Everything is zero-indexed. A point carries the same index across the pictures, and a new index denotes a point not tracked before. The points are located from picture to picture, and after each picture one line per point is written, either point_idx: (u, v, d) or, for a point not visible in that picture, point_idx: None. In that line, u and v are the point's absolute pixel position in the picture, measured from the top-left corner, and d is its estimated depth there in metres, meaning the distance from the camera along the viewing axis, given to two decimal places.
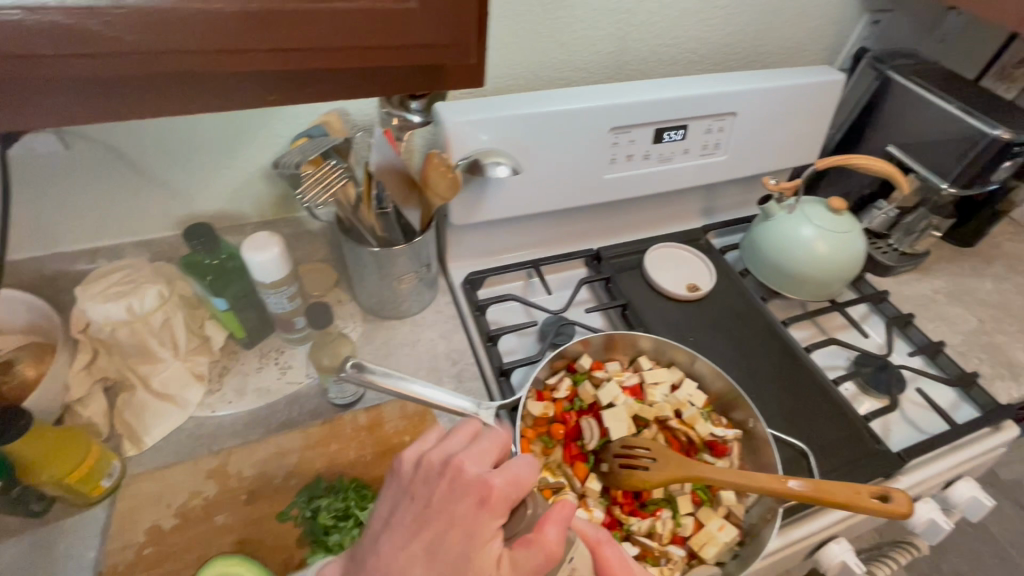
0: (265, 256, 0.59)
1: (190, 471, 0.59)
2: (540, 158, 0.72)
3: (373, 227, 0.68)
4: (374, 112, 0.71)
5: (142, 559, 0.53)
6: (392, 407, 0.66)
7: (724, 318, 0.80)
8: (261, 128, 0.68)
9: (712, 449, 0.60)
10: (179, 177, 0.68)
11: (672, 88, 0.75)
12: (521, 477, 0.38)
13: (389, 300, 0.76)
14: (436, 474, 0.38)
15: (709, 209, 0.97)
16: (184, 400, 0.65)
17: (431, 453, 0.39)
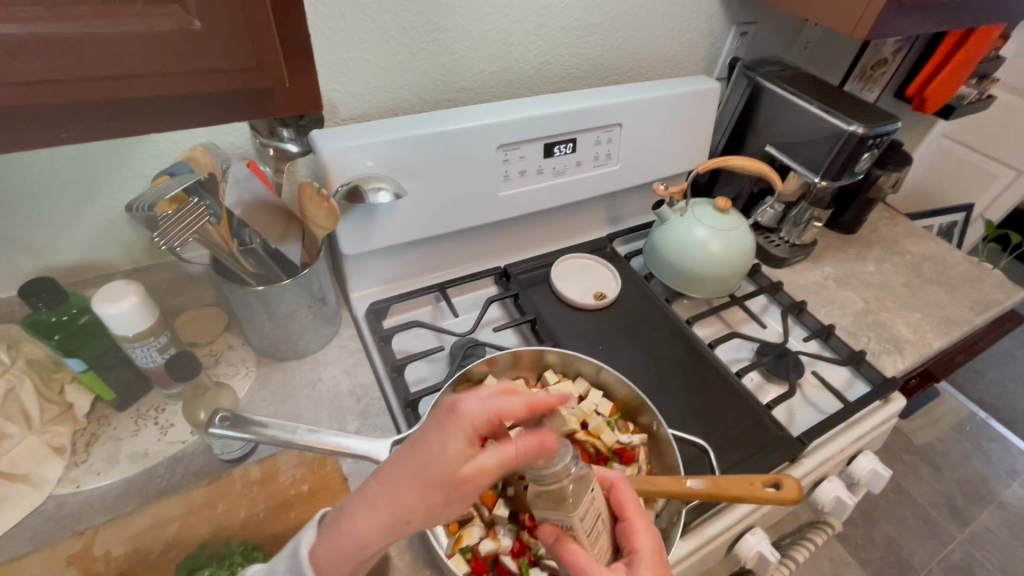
0: (120, 307, 0.53)
1: (45, 560, 0.51)
2: (430, 179, 0.71)
3: (246, 266, 0.63)
4: (249, 145, 0.68)
5: None
6: (288, 455, 0.62)
7: (631, 323, 0.81)
8: (119, 169, 0.63)
9: (620, 457, 0.60)
10: (26, 227, 0.62)
11: (557, 103, 0.77)
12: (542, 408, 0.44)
13: (283, 340, 0.71)
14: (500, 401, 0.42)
15: (613, 217, 0.99)
16: (40, 478, 0.57)
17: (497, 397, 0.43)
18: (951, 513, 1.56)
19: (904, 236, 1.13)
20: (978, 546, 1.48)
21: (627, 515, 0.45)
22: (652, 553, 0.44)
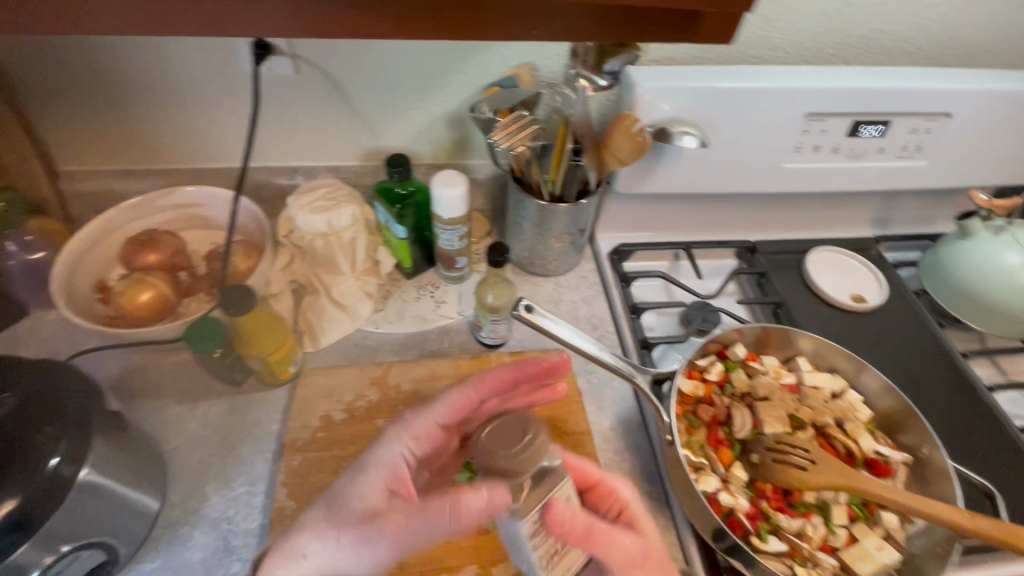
0: (453, 194, 0.62)
1: (357, 375, 0.66)
2: (724, 135, 0.69)
3: (550, 180, 0.69)
4: (562, 70, 0.72)
5: (318, 440, 0.60)
6: (534, 356, 0.69)
7: (890, 336, 0.73)
8: (457, 75, 0.71)
9: (873, 467, 0.56)
10: (377, 111, 0.74)
11: (886, 78, 0.69)
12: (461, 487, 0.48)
13: (539, 257, 0.78)
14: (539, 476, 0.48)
15: (883, 218, 0.88)
16: (355, 312, 0.71)
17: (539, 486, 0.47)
18: None
19: None
20: None
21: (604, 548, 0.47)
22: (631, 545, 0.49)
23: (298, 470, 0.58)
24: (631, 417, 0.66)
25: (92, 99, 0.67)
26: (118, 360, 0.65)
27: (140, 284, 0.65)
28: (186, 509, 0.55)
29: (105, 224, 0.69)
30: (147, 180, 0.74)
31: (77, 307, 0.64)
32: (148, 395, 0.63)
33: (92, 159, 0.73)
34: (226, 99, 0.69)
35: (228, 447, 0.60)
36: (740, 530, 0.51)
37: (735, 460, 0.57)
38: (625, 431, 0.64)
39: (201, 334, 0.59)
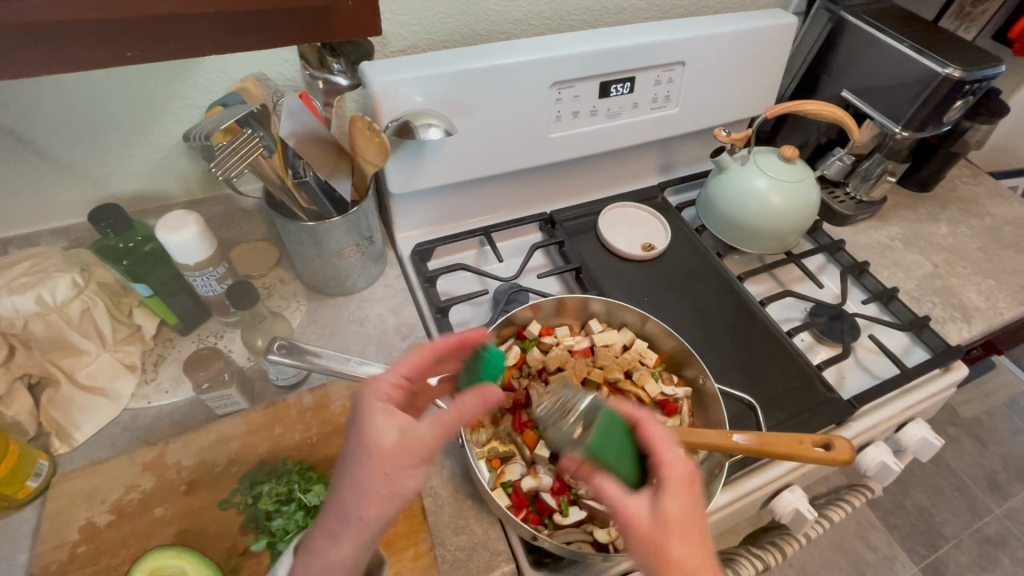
0: (182, 237, 0.55)
1: (125, 464, 0.56)
2: (477, 117, 0.68)
3: (298, 201, 0.64)
4: (297, 76, 0.67)
5: (78, 558, 0.51)
6: (337, 386, 0.64)
7: (679, 275, 0.79)
8: (174, 99, 0.63)
9: (663, 408, 0.60)
10: (87, 156, 0.63)
11: (619, 37, 0.71)
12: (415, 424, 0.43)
13: (331, 276, 0.72)
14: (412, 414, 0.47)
15: (666, 165, 0.94)
16: (116, 391, 0.61)
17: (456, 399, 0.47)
18: (991, 488, 1.45)
19: (986, 197, 1.00)
20: (1017, 522, 1.39)
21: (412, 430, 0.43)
22: (682, 460, 0.41)
23: None
24: (448, 422, 0.64)
25: None
26: None
27: None
28: None
29: None
30: None
31: None
32: None
33: None
34: None
35: None
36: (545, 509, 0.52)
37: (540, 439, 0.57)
38: (444, 437, 0.62)
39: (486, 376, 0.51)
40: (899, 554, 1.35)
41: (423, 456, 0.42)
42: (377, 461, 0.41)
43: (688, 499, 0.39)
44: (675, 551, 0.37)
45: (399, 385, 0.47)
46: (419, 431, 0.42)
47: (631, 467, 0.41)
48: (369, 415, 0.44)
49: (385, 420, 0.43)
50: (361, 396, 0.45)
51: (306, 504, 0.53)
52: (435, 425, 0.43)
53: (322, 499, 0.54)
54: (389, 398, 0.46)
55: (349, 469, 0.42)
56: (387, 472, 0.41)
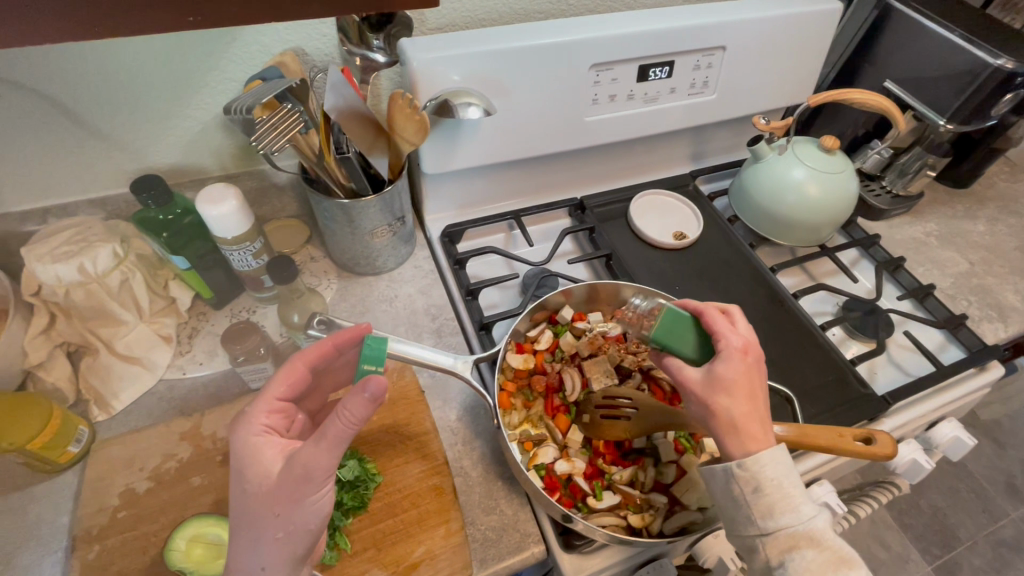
0: (222, 210, 0.55)
1: (162, 433, 0.57)
2: (513, 98, 0.67)
3: (338, 177, 0.63)
4: (334, 52, 0.66)
5: (118, 521, 0.52)
6: None
7: (710, 265, 0.78)
8: (212, 72, 0.62)
9: None
10: (127, 128, 0.63)
11: (661, 20, 0.70)
12: (304, 452, 0.43)
13: (362, 255, 0.72)
14: (269, 437, 0.47)
15: (698, 153, 0.93)
16: (152, 362, 0.62)
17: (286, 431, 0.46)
18: (1009, 491, 1.44)
19: None
20: None
21: (293, 460, 0.43)
22: (744, 327, 0.48)
23: (96, 563, 0.49)
24: (478, 403, 0.64)
25: None
26: None
27: None
28: None
29: None
30: None
31: None
32: None
33: None
34: None
35: (4, 559, 0.50)
36: (577, 491, 0.52)
37: (572, 423, 0.57)
38: (473, 418, 0.63)
39: (365, 364, 0.48)
40: (912, 553, 1.35)
41: (311, 481, 0.43)
42: (265, 499, 0.44)
43: (743, 363, 0.45)
44: (724, 402, 0.44)
45: (277, 409, 0.49)
46: (305, 456, 0.43)
47: (699, 348, 0.48)
48: (249, 450, 0.46)
49: (271, 456, 0.46)
50: (238, 434, 0.47)
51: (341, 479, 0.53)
52: (320, 442, 0.42)
53: (356, 474, 0.54)
54: (272, 427, 0.48)
55: (243, 503, 0.45)
56: (276, 512, 0.43)
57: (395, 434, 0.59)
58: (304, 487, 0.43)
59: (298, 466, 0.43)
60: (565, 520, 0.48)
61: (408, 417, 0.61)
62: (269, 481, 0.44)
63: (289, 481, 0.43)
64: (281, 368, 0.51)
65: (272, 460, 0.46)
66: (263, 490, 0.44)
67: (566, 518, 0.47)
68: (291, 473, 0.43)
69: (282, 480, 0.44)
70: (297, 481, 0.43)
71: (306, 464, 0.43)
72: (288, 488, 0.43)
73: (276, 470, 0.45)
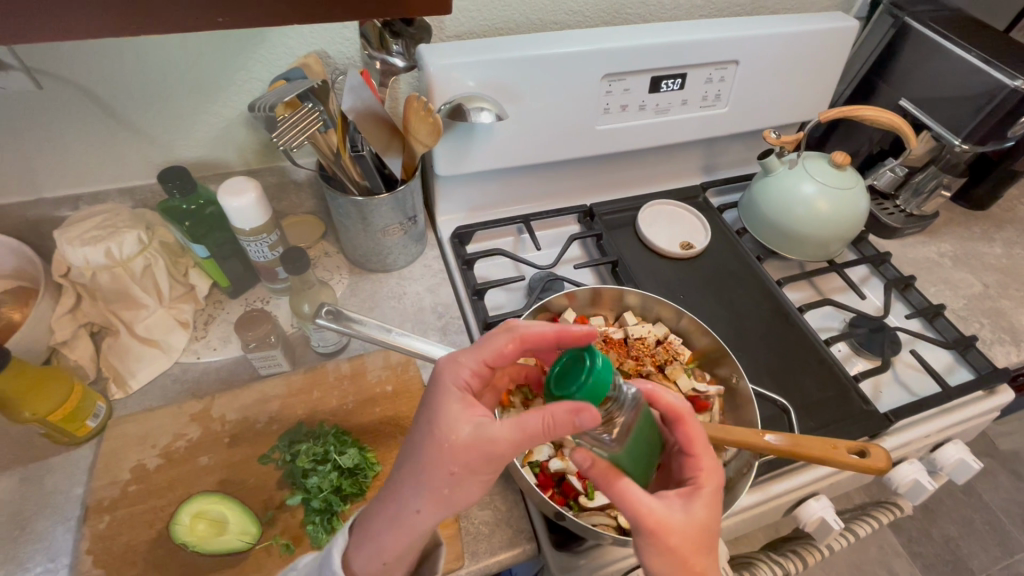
0: (242, 202, 0.58)
1: (175, 413, 0.60)
2: (526, 105, 0.69)
3: (355, 175, 0.66)
4: (356, 56, 0.69)
5: (130, 495, 0.54)
6: (374, 358, 0.66)
7: (716, 276, 0.78)
8: (239, 71, 0.65)
9: (693, 405, 0.59)
10: (158, 122, 0.67)
11: (675, 33, 0.71)
12: (497, 429, 0.40)
13: (374, 252, 0.74)
14: (446, 394, 0.43)
15: (709, 166, 0.94)
16: (169, 345, 0.65)
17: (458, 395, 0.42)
18: None
19: None
20: None
21: (473, 430, 0.40)
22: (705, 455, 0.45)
23: (106, 532, 0.52)
24: None
25: None
26: None
27: None
28: None
29: None
30: None
31: None
32: None
33: None
34: None
35: (22, 524, 0.53)
36: (569, 490, 0.53)
37: None
38: None
39: (557, 388, 0.39)
40: None
41: (494, 460, 0.40)
42: (445, 457, 0.40)
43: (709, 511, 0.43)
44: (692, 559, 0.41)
45: (479, 373, 0.45)
46: (494, 431, 0.40)
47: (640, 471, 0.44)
48: (444, 402, 0.42)
49: (463, 410, 0.42)
50: (443, 381, 0.43)
51: (341, 467, 0.55)
52: (515, 430, 0.39)
53: (356, 462, 0.56)
54: (467, 386, 0.44)
55: (425, 467, 0.40)
56: (451, 471, 0.40)
57: (395, 427, 0.61)
58: (486, 463, 0.40)
59: (485, 440, 0.40)
60: (556, 517, 0.48)
61: (408, 410, 0.62)
62: (445, 444, 0.40)
63: (460, 450, 0.40)
64: (495, 335, 0.45)
65: (457, 421, 0.41)
66: (432, 455, 0.40)
67: (558, 516, 0.48)
68: (469, 443, 0.40)
69: (462, 444, 0.40)
70: (473, 458, 0.40)
71: (491, 441, 0.40)
72: (465, 459, 0.40)
73: (445, 433, 0.40)
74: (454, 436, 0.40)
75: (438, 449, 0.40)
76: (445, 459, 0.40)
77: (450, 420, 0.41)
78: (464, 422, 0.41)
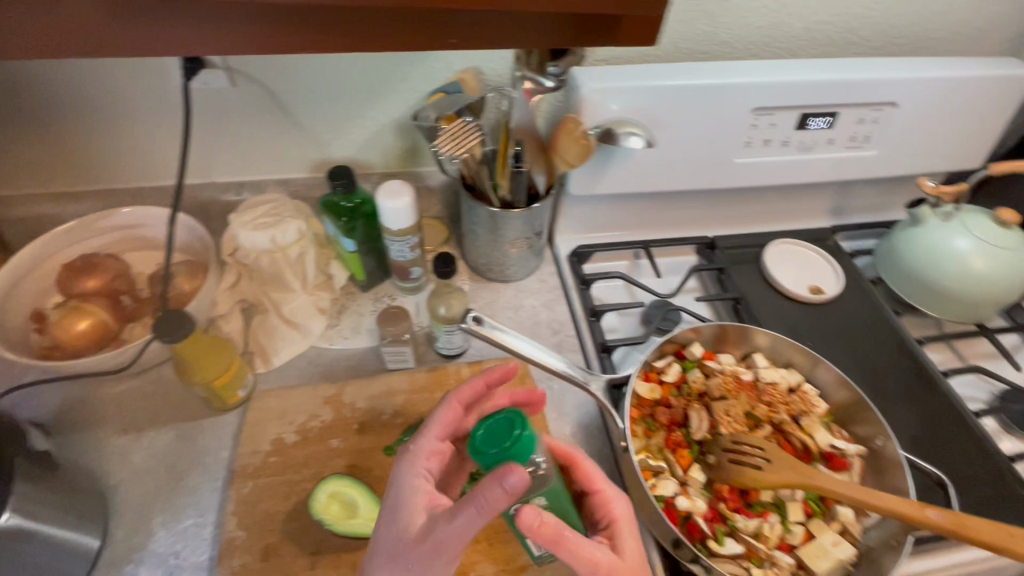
0: (397, 204, 0.61)
1: (311, 394, 0.64)
2: (669, 133, 0.69)
3: (499, 187, 0.68)
4: (508, 74, 0.71)
5: (269, 465, 0.58)
6: (492, 366, 0.67)
7: (847, 326, 0.74)
8: (400, 81, 0.70)
9: (829, 461, 0.57)
10: (321, 123, 0.72)
11: (832, 70, 0.68)
12: (441, 533, 0.40)
13: (497, 262, 0.76)
14: (401, 470, 0.46)
15: (839, 208, 0.89)
16: (307, 329, 0.69)
17: (417, 473, 0.46)
18: None
19: None
20: None
21: (422, 528, 0.42)
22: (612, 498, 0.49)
23: (249, 497, 0.56)
24: (592, 422, 0.65)
25: (19, 118, 0.64)
26: (59, 393, 0.63)
27: (76, 313, 0.62)
28: (131, 546, 0.53)
29: (38, 251, 0.66)
30: (84, 202, 0.71)
31: (11, 341, 0.62)
32: (91, 427, 0.61)
33: (29, 183, 0.70)
34: (164, 117, 0.66)
35: (177, 477, 0.58)
36: (696, 532, 0.51)
37: (693, 462, 0.56)
38: (587, 437, 0.64)
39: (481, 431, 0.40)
40: None
41: (448, 556, 0.41)
42: (405, 554, 0.42)
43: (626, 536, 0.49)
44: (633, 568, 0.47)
45: (437, 453, 0.48)
46: (440, 535, 0.40)
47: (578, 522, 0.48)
48: (404, 490, 0.45)
49: (413, 510, 0.43)
50: (401, 472, 0.46)
51: None
52: (456, 524, 0.39)
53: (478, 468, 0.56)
54: (430, 475, 0.47)
55: (393, 567, 0.42)
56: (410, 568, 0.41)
57: None
58: (438, 565, 0.41)
59: (433, 543, 0.40)
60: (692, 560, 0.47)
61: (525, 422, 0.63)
62: (407, 544, 0.42)
63: (419, 559, 0.41)
64: (438, 410, 0.50)
65: (415, 513, 0.43)
66: (395, 557, 0.42)
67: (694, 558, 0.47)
68: (422, 545, 0.41)
69: (417, 551, 0.41)
70: (429, 554, 0.41)
71: (435, 540, 0.40)
72: (422, 558, 0.41)
73: (405, 532, 0.43)
74: (413, 528, 0.43)
75: (400, 552, 0.42)
76: (409, 561, 0.41)
77: (405, 515, 0.43)
78: (430, 524, 0.41)
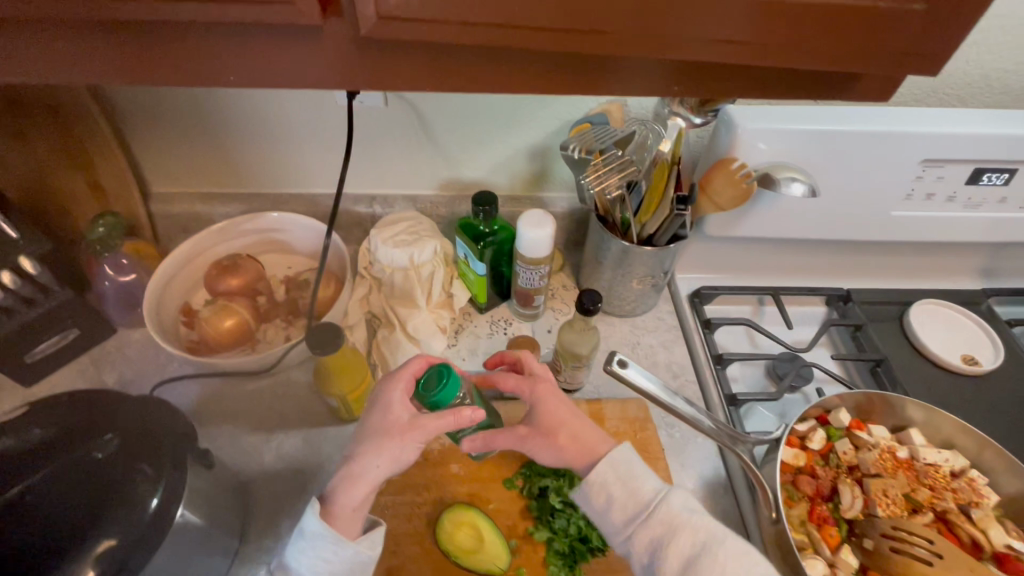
0: (539, 234, 0.60)
1: None
2: (824, 180, 0.65)
3: (638, 222, 0.66)
4: (652, 107, 0.69)
5: (392, 483, 0.58)
6: (612, 406, 0.65)
7: (1007, 405, 0.66)
8: (542, 109, 0.69)
9: (1001, 561, 0.51)
10: (458, 145, 0.73)
11: (1018, 124, 0.62)
12: (416, 432, 0.48)
13: (617, 297, 0.74)
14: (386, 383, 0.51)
15: (992, 269, 0.81)
16: (429, 347, 0.68)
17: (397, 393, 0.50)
18: None
19: None
20: None
21: (396, 433, 0.48)
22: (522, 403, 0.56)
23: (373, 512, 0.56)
24: (717, 478, 0.61)
25: (188, 125, 0.68)
26: (199, 385, 0.66)
27: (223, 311, 0.65)
28: (261, 546, 0.55)
29: (191, 249, 0.70)
30: (231, 204, 0.75)
31: (164, 332, 0.66)
32: (227, 421, 0.64)
33: (186, 183, 0.75)
34: (316, 131, 0.69)
35: (304, 482, 0.59)
36: None
37: (841, 542, 0.52)
38: (712, 494, 0.60)
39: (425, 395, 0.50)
40: None
41: (406, 456, 0.48)
42: (374, 445, 0.48)
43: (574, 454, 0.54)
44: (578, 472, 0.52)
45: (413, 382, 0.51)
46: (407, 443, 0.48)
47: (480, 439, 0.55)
48: (383, 401, 0.50)
49: (388, 411, 0.49)
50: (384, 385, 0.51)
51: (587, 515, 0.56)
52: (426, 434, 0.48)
53: None
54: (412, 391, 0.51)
55: (365, 454, 0.48)
56: (377, 463, 0.47)
57: None
58: (402, 458, 0.48)
59: (403, 442, 0.48)
60: None
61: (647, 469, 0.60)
62: (381, 437, 0.48)
63: (382, 446, 0.48)
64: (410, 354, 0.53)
65: (396, 415, 0.49)
66: (373, 452, 0.48)
67: None
68: (392, 443, 0.48)
69: (392, 446, 0.48)
70: (398, 451, 0.48)
71: (407, 441, 0.48)
72: (390, 452, 0.48)
73: (382, 432, 0.48)
74: (383, 425, 0.49)
75: (377, 445, 0.48)
76: (375, 459, 0.48)
77: (383, 417, 0.49)
78: (397, 430, 0.48)
